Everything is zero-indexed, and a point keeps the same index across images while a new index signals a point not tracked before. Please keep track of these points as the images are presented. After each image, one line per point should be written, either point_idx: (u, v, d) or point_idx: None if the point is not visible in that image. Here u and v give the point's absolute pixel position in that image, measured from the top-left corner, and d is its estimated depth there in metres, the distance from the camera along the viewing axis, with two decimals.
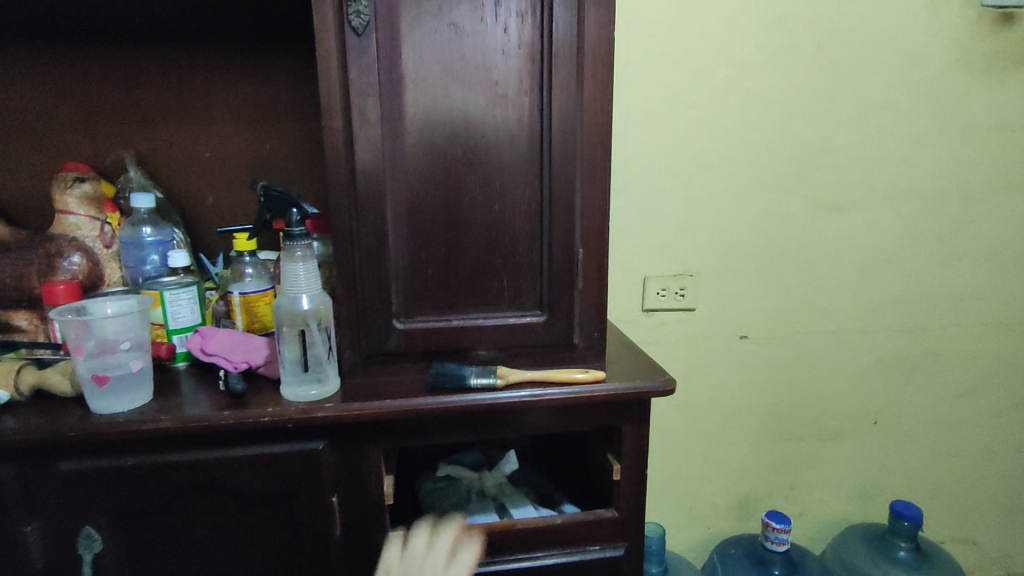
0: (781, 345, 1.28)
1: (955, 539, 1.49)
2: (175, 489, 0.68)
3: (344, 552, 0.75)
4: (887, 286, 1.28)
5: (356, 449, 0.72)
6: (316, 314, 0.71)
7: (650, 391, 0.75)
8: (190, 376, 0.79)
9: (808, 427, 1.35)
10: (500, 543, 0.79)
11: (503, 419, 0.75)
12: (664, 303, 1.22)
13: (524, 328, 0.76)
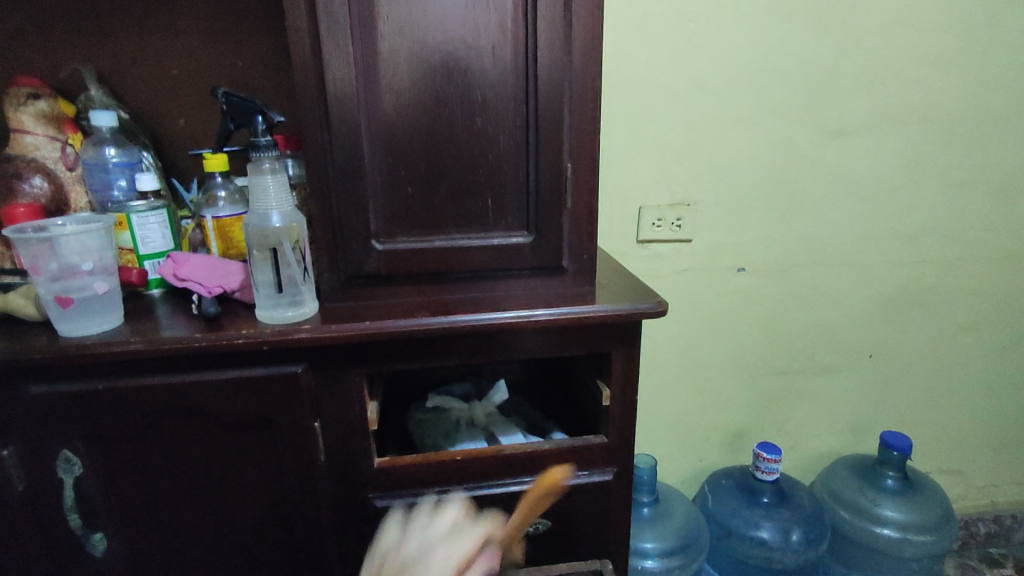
0: (779, 278, 1.25)
1: (943, 471, 1.50)
2: (152, 413, 0.67)
3: (329, 475, 0.75)
4: (891, 218, 1.24)
5: (337, 373, 0.70)
6: (288, 236, 0.68)
7: (640, 313, 0.72)
8: (165, 302, 0.76)
9: (804, 361, 1.33)
10: (486, 468, 0.78)
11: (486, 343, 0.72)
12: (660, 234, 1.18)
13: (511, 251, 0.73)
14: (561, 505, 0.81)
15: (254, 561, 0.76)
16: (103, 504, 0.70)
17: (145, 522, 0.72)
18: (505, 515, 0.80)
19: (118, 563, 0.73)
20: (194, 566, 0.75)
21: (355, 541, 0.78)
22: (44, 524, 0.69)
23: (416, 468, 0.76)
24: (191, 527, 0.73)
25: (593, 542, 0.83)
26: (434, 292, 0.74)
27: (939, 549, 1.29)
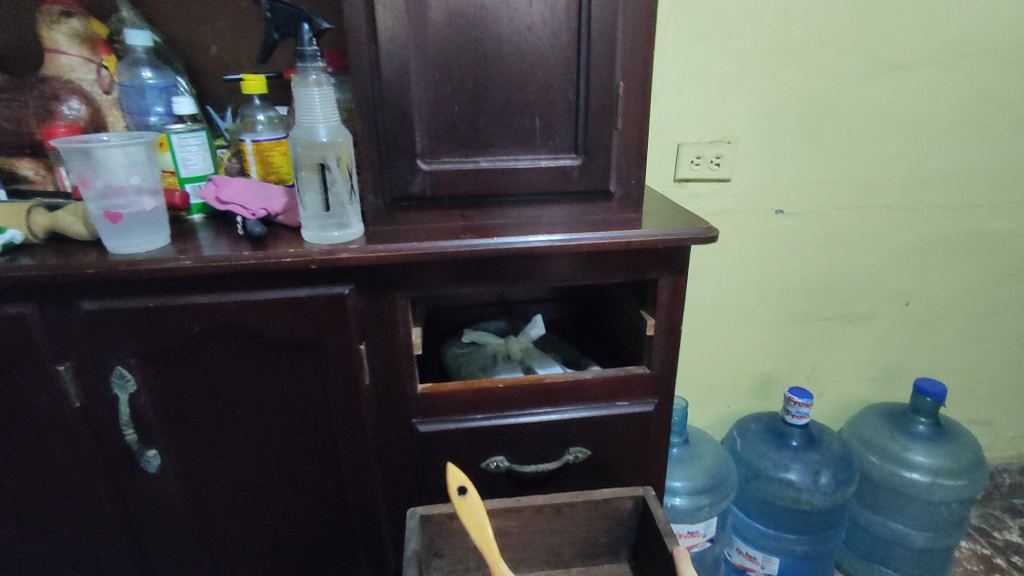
0: (819, 221, 1.22)
1: (972, 421, 1.49)
2: (201, 332, 0.67)
3: (373, 398, 0.75)
4: (939, 159, 1.19)
5: (383, 296, 0.70)
6: (336, 155, 0.68)
7: (690, 239, 0.71)
8: (206, 226, 0.75)
9: (839, 308, 1.31)
10: (528, 397, 0.78)
11: (532, 268, 0.72)
12: (699, 172, 1.14)
13: (558, 174, 0.71)
14: (601, 435, 0.81)
15: (301, 481, 0.78)
16: (156, 420, 0.71)
17: (196, 439, 0.73)
18: (546, 444, 0.80)
19: (171, 478, 0.75)
20: (244, 485, 0.77)
21: (398, 465, 0.79)
22: (101, 436, 0.71)
23: (458, 395, 0.76)
24: (242, 446, 0.75)
25: (631, 472, 0.84)
26: (478, 218, 0.73)
27: (970, 493, 1.29)
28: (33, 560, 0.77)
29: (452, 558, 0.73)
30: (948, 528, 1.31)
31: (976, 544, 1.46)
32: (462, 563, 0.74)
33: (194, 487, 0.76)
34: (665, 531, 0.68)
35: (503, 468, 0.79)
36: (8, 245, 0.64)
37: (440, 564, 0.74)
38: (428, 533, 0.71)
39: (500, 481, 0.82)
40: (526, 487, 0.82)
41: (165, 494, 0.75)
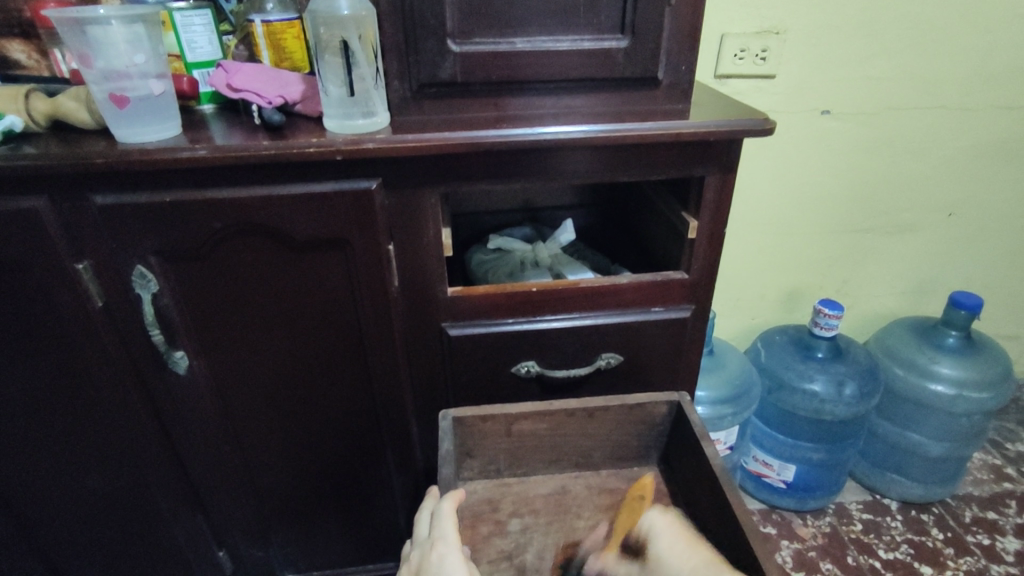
0: (868, 123, 1.13)
1: (1000, 337, 1.47)
2: (222, 230, 0.64)
3: (402, 302, 0.73)
4: (1008, 52, 1.09)
5: (410, 192, 0.66)
6: (360, 32, 0.62)
7: (744, 131, 0.65)
8: (217, 117, 0.70)
9: (878, 218, 1.25)
10: (561, 302, 0.75)
11: (573, 162, 0.67)
12: (742, 68, 1.05)
13: (602, 58, 0.64)
14: (634, 342, 0.79)
15: (328, 382, 0.77)
16: (180, 321, 0.70)
17: (222, 340, 0.72)
18: (577, 351, 0.78)
19: (198, 379, 0.74)
20: (274, 388, 0.77)
21: (425, 370, 0.78)
22: (127, 336, 0.69)
23: (491, 298, 0.74)
24: (271, 349, 0.73)
25: (661, 379, 0.82)
26: (511, 108, 0.67)
27: (993, 406, 1.28)
28: (66, 457, 0.78)
29: (482, 458, 0.73)
30: (966, 439, 1.32)
31: (989, 454, 1.48)
32: (493, 464, 0.74)
33: (224, 389, 0.76)
34: (700, 433, 0.68)
35: (534, 372, 0.77)
36: (8, 133, 0.60)
37: (471, 465, 0.74)
38: (462, 435, 0.71)
39: (530, 387, 0.80)
40: (555, 393, 0.81)
41: (195, 394, 0.75)
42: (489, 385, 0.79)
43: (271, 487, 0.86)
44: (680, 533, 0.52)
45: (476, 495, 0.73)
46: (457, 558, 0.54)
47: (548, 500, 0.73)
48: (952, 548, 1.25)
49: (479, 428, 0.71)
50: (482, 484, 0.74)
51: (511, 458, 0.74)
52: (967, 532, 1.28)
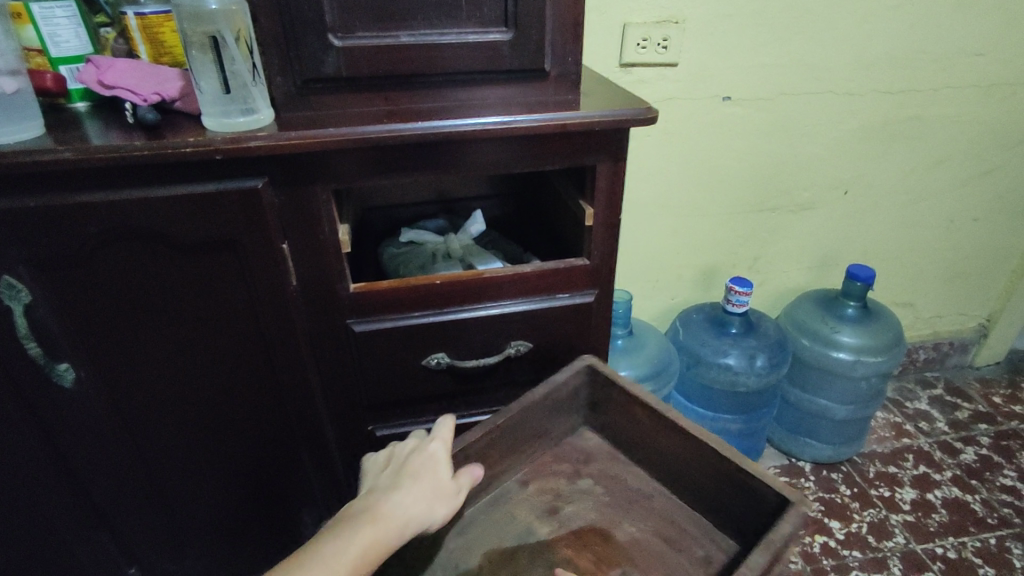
0: (766, 108, 1.19)
1: (896, 304, 1.58)
2: (100, 235, 0.61)
3: (302, 301, 0.72)
4: (886, 39, 1.16)
5: (301, 189, 0.65)
6: (230, 26, 0.60)
7: (629, 119, 0.67)
8: (91, 116, 0.66)
9: (781, 198, 1.32)
10: (465, 293, 0.76)
11: (467, 154, 0.67)
12: (645, 57, 1.08)
13: (487, 51, 0.65)
14: (542, 329, 0.80)
15: (231, 386, 0.75)
16: (62, 333, 0.67)
17: (111, 350, 0.69)
18: (487, 340, 0.79)
19: (89, 392, 0.71)
20: (174, 395, 0.74)
21: (333, 368, 0.78)
22: (1, 352, 0.66)
23: (395, 293, 0.74)
24: (166, 356, 0.71)
25: (572, 362, 0.85)
26: (403, 101, 0.66)
27: (888, 368, 1.39)
28: None
29: (604, 415, 0.80)
30: (866, 400, 1.43)
31: (890, 413, 1.60)
32: (611, 427, 0.79)
33: (119, 401, 0.73)
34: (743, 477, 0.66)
35: (444, 364, 0.78)
36: None
37: (596, 418, 0.81)
38: (590, 384, 0.79)
39: (443, 379, 0.81)
40: (468, 383, 0.83)
41: (85, 408, 0.72)
42: (402, 379, 0.80)
43: (183, 498, 0.84)
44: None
45: (584, 442, 0.80)
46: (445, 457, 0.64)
47: None
48: (857, 503, 1.35)
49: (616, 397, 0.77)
50: (598, 441, 0.80)
51: (626, 435, 0.78)
52: (871, 486, 1.38)
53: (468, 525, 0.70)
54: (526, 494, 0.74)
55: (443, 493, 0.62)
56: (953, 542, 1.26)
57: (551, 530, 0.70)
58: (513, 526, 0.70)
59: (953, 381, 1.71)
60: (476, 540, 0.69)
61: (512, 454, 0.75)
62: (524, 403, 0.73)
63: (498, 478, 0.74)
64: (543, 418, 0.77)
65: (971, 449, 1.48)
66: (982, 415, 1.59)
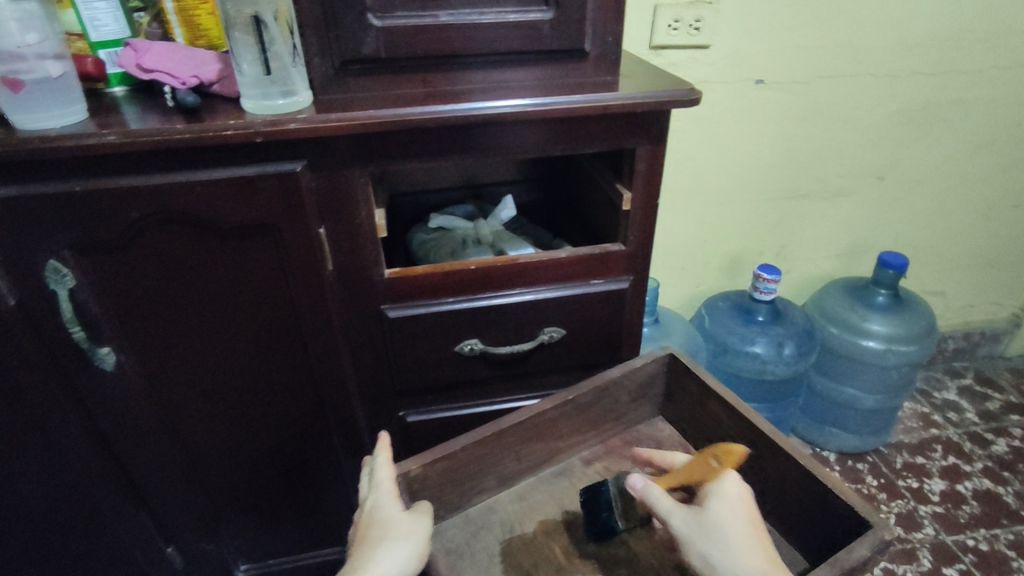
0: (799, 91, 1.16)
1: (927, 293, 1.55)
2: (141, 219, 0.61)
3: (338, 285, 0.72)
4: (926, 19, 1.13)
5: (338, 173, 0.64)
6: (274, 9, 0.60)
7: (671, 101, 0.65)
8: (128, 100, 0.66)
9: (812, 184, 1.29)
10: (500, 279, 0.75)
11: (505, 137, 0.66)
12: (677, 38, 1.06)
13: (527, 31, 0.64)
14: (575, 315, 0.80)
15: (267, 371, 0.76)
16: (104, 316, 0.67)
17: (151, 333, 0.70)
18: (520, 327, 0.79)
19: (130, 376, 0.72)
20: (211, 379, 0.75)
21: (365, 354, 0.78)
22: (44, 336, 0.66)
23: (429, 278, 0.73)
24: (205, 341, 0.72)
25: (604, 350, 0.84)
26: (440, 83, 0.65)
27: (918, 358, 1.37)
28: None
29: (677, 407, 0.80)
30: (895, 390, 1.41)
31: (918, 403, 1.57)
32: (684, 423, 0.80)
33: (158, 385, 0.74)
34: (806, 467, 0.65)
35: (477, 350, 0.78)
36: None
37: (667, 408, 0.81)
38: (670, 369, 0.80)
39: (475, 364, 0.81)
40: (499, 369, 0.83)
41: (126, 391, 0.73)
42: (434, 365, 0.80)
43: (219, 481, 0.85)
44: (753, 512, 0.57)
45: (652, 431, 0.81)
46: (387, 496, 0.61)
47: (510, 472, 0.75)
48: (886, 493, 1.33)
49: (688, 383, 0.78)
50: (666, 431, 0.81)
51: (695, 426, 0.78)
52: (899, 477, 1.37)
53: (530, 492, 0.74)
54: (590, 470, 0.76)
55: (392, 539, 0.57)
56: (984, 534, 1.24)
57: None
58: (569, 504, 0.72)
59: (983, 371, 1.68)
60: (533, 507, 0.72)
61: (582, 432, 0.76)
62: (598, 384, 0.75)
63: (565, 452, 0.77)
64: (617, 401, 0.78)
65: (1003, 440, 1.46)
66: (1013, 406, 1.56)
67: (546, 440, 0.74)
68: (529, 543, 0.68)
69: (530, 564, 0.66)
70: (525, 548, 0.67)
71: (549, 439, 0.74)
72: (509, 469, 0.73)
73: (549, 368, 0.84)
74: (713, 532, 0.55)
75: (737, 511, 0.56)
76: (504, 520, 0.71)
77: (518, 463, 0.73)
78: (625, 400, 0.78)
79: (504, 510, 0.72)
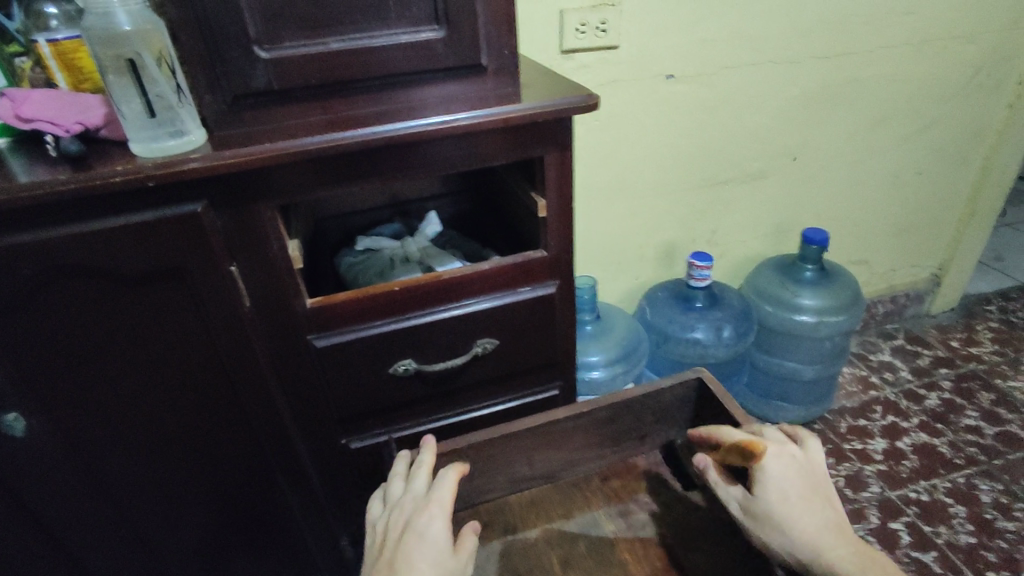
0: (709, 82, 1.20)
1: (852, 262, 1.63)
2: (35, 277, 0.59)
3: (258, 321, 0.70)
4: (819, 6, 1.19)
5: (243, 209, 0.63)
6: (149, 47, 0.58)
7: (571, 108, 0.67)
8: (11, 152, 0.64)
9: (733, 170, 1.34)
10: (425, 297, 0.75)
11: (412, 157, 0.66)
12: (585, 42, 1.07)
13: (422, 51, 0.64)
14: (506, 325, 0.80)
15: (193, 416, 0.73)
16: (7, 382, 0.64)
17: (62, 394, 0.67)
18: (452, 341, 0.79)
19: (44, 439, 0.69)
20: (133, 433, 0.72)
21: (296, 387, 0.76)
22: None
23: (353, 304, 0.72)
24: (126, 395, 0.69)
25: (539, 355, 0.85)
26: (341, 108, 0.65)
27: (849, 326, 1.43)
28: None
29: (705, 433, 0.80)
30: (831, 359, 1.47)
31: (856, 367, 1.65)
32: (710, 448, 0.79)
33: (78, 446, 0.71)
34: None
35: (412, 370, 0.77)
36: None
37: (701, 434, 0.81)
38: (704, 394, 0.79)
39: (412, 384, 0.81)
40: (438, 386, 0.82)
41: (42, 455, 0.70)
42: (371, 388, 0.79)
43: (160, 535, 0.81)
44: (799, 485, 0.61)
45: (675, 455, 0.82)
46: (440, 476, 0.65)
47: (524, 496, 0.78)
48: (833, 458, 1.39)
49: (707, 395, 0.78)
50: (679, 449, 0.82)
51: None
52: (844, 441, 1.43)
53: (543, 502, 0.78)
54: (607, 484, 0.79)
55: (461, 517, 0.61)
56: (924, 486, 1.31)
57: (617, 528, 0.73)
58: (581, 514, 0.75)
59: (912, 330, 1.77)
60: (540, 510, 0.76)
61: (601, 447, 0.79)
62: (621, 400, 0.76)
63: (582, 463, 0.80)
64: (643, 421, 0.79)
65: (935, 394, 1.54)
66: (942, 359, 1.65)
67: (559, 449, 0.77)
68: (529, 547, 0.72)
69: (524, 569, 0.70)
70: (525, 552, 0.72)
71: (566, 448, 0.78)
72: (521, 472, 0.77)
73: (487, 380, 0.85)
74: (766, 515, 0.60)
75: (792, 489, 0.60)
76: (510, 520, 0.76)
77: (530, 467, 0.77)
78: (648, 418, 0.79)
79: (512, 511, 0.77)
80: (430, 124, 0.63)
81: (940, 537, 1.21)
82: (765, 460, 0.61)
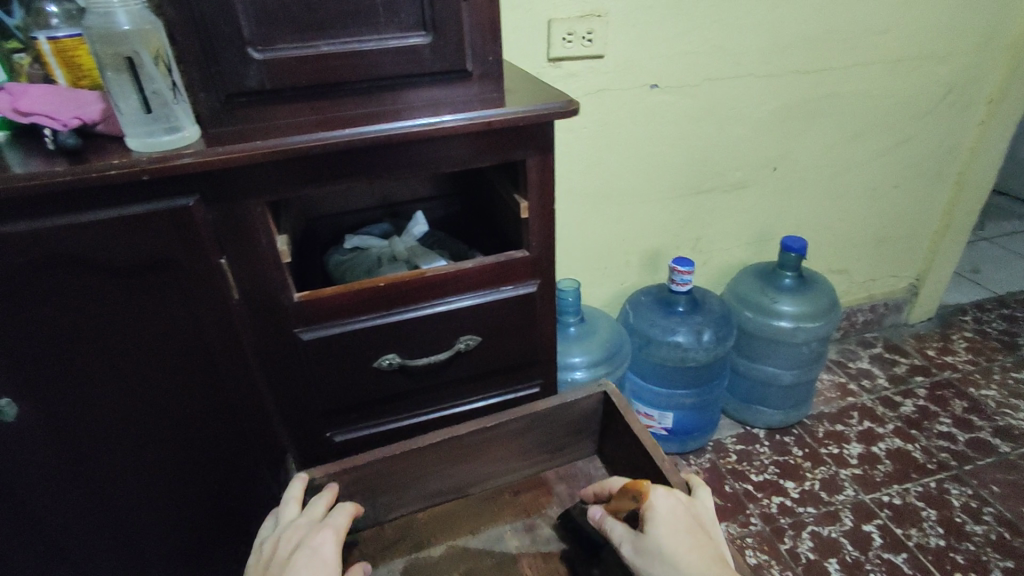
0: (692, 94, 1.24)
1: (832, 271, 1.67)
2: (29, 264, 0.61)
3: (246, 313, 0.72)
4: (797, 23, 1.23)
5: (233, 203, 0.65)
6: (147, 46, 0.62)
7: (551, 113, 0.70)
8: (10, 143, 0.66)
9: (715, 178, 1.38)
10: (409, 292, 0.77)
11: (400, 156, 0.68)
12: (571, 51, 1.11)
13: (409, 56, 0.67)
14: (486, 322, 0.83)
15: (178, 405, 0.75)
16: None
17: (50, 380, 0.68)
18: (435, 337, 0.81)
19: (33, 424, 0.70)
20: (119, 421, 0.74)
21: (281, 378, 0.78)
22: None
23: (339, 297, 0.75)
24: (114, 385, 0.71)
25: (520, 352, 0.88)
26: (330, 110, 0.67)
27: (826, 332, 1.47)
28: None
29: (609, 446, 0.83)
30: (809, 364, 1.50)
31: (835, 374, 1.69)
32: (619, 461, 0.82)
33: (65, 433, 0.72)
34: None
35: (395, 364, 0.80)
36: None
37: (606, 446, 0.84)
38: None
39: (396, 378, 0.83)
40: (421, 380, 0.85)
41: (30, 439, 0.71)
42: (355, 381, 0.81)
43: (143, 523, 0.83)
44: (684, 521, 0.63)
45: None
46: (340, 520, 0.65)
47: (432, 515, 0.79)
48: (809, 462, 1.42)
49: None
50: None
51: None
52: (821, 446, 1.46)
53: (451, 516, 0.79)
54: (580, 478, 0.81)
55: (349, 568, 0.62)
56: (897, 489, 1.35)
57: (520, 544, 0.75)
58: (485, 531, 0.77)
59: (891, 339, 1.81)
60: (445, 528, 0.77)
61: (513, 461, 0.82)
62: (527, 414, 0.79)
63: (493, 476, 0.82)
64: (553, 434, 0.82)
65: (910, 401, 1.58)
66: (918, 368, 1.69)
67: (469, 463, 0.79)
68: (431, 565, 0.73)
69: None
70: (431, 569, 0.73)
71: (478, 462, 0.80)
72: (429, 487, 0.79)
73: (468, 375, 0.87)
74: (652, 550, 0.61)
75: (676, 523, 0.62)
76: (416, 537, 0.77)
77: (438, 482, 0.79)
78: (558, 431, 0.82)
79: (419, 528, 0.78)
80: (416, 126, 0.66)
81: (911, 539, 1.24)
82: (653, 495, 0.64)
